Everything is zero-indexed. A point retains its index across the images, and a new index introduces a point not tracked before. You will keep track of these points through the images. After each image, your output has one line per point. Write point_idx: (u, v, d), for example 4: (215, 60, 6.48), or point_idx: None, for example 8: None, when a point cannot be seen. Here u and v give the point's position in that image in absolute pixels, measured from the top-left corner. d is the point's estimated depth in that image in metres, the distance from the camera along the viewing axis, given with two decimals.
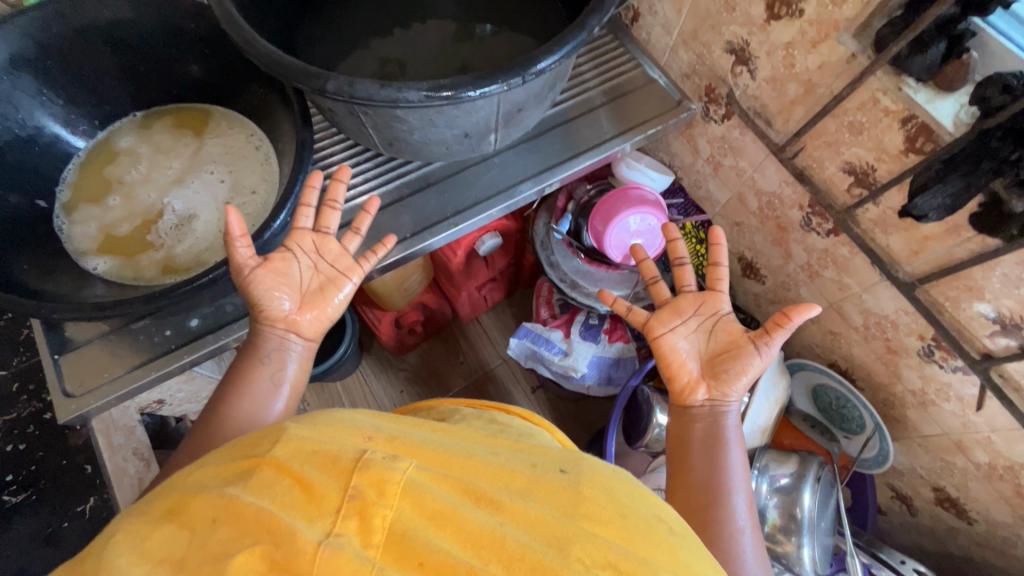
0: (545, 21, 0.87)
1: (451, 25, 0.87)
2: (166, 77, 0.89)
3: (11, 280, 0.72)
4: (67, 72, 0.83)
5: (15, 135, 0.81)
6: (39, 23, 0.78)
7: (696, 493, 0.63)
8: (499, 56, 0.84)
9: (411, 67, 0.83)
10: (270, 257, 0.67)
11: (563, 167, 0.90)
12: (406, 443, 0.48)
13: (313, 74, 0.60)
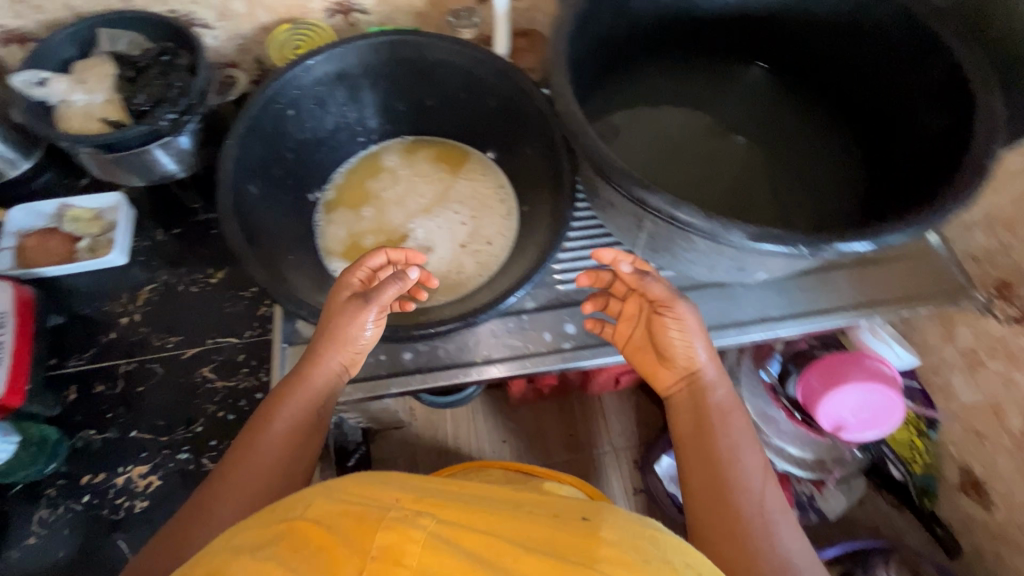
0: (851, 173, 0.79)
1: (732, 148, 0.84)
2: (446, 115, 0.94)
3: (277, 269, 0.76)
4: (373, 90, 0.90)
5: (314, 135, 0.89)
6: (372, 49, 0.84)
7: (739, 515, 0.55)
8: (779, 195, 0.80)
9: (698, 181, 0.79)
10: (347, 326, 0.62)
11: (811, 317, 0.81)
12: (431, 498, 0.44)
13: (639, 189, 0.58)
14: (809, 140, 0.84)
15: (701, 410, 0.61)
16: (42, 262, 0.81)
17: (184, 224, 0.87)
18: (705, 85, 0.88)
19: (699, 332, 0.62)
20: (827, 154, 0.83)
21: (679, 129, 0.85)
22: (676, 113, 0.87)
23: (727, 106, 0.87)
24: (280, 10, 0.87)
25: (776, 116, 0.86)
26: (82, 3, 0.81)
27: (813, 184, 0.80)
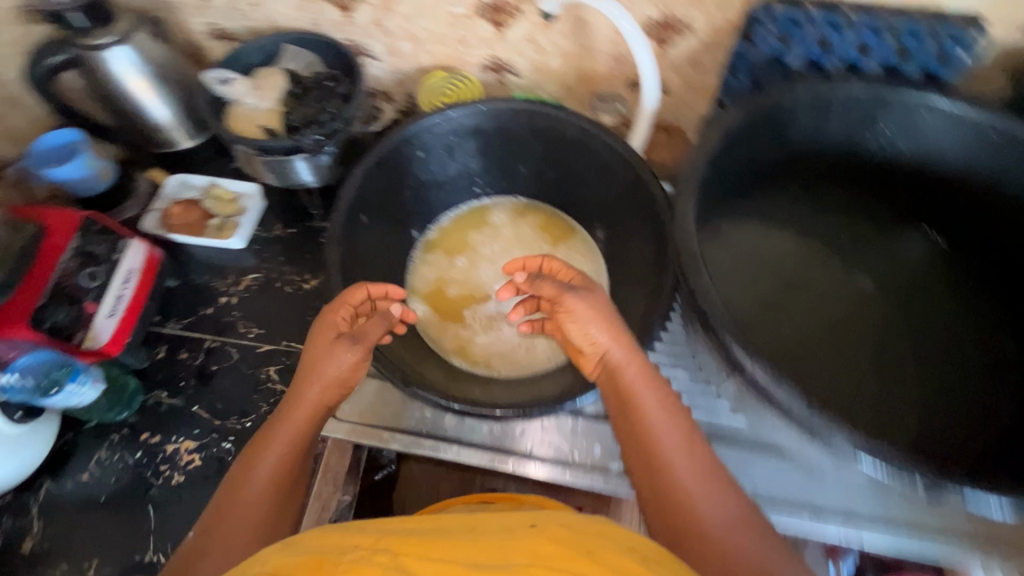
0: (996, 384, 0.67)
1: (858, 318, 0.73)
2: (564, 188, 0.93)
3: None
4: (502, 149, 0.91)
5: (435, 178, 0.92)
6: (513, 114, 0.86)
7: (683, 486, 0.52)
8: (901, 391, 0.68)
9: (795, 335, 0.72)
10: (322, 352, 0.62)
11: (907, 537, 0.68)
12: (388, 539, 0.43)
13: (739, 355, 0.52)
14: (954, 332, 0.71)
15: (626, 390, 0.58)
16: (177, 229, 0.91)
17: (300, 226, 0.95)
18: (834, 220, 0.79)
19: (600, 308, 0.61)
20: (972, 354, 0.70)
21: (789, 265, 0.76)
22: (799, 257, 0.78)
23: (853, 252, 0.77)
24: (441, 57, 0.93)
25: (910, 278, 0.75)
26: (281, 20, 0.93)
27: (946, 388, 0.68)
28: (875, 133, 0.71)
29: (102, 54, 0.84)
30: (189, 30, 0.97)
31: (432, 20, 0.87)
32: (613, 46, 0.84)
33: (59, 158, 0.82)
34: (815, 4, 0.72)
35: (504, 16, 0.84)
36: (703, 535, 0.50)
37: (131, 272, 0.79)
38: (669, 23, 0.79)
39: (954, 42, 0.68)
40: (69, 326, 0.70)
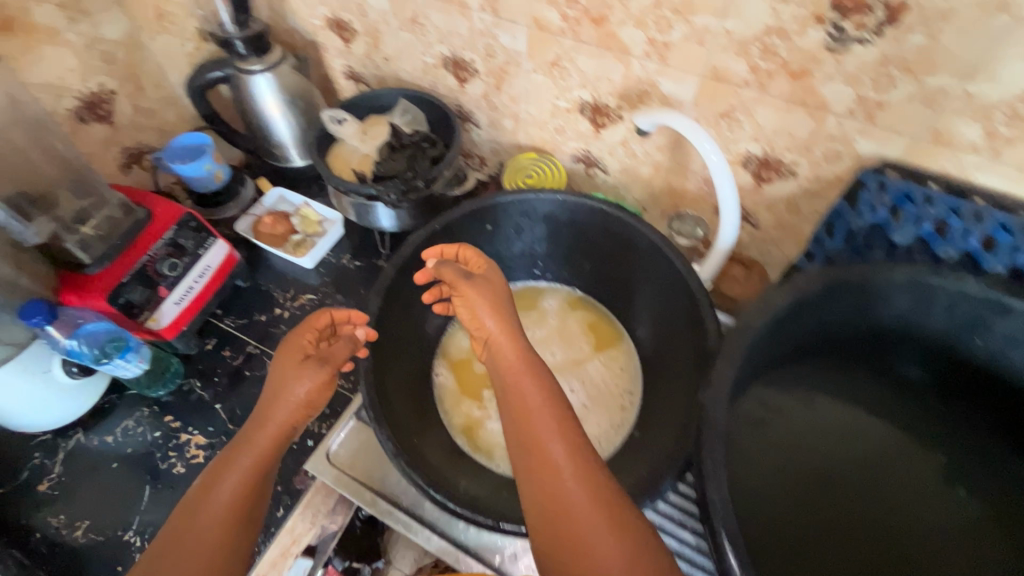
0: None
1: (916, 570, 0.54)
2: (622, 294, 0.90)
3: (394, 349, 0.81)
4: (569, 240, 0.91)
5: (497, 251, 0.93)
6: (587, 210, 0.86)
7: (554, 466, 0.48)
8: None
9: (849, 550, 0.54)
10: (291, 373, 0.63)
11: None
12: None
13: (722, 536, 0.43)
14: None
15: (509, 375, 0.56)
16: (263, 237, 0.99)
17: (366, 262, 1.01)
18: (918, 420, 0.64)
19: (491, 292, 0.64)
20: None
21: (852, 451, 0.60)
22: (843, 444, 0.61)
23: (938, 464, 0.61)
24: (537, 140, 0.95)
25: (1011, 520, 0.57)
26: (405, 77, 1.01)
27: None
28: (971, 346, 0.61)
29: (251, 77, 0.95)
30: (329, 67, 1.09)
31: (535, 107, 0.90)
32: (706, 170, 0.82)
33: (188, 159, 0.92)
34: (939, 183, 0.65)
35: (604, 118, 0.84)
36: (571, 521, 0.45)
37: (207, 269, 0.86)
38: (771, 163, 0.75)
39: (1001, 230, 0.61)
40: (140, 305, 0.79)
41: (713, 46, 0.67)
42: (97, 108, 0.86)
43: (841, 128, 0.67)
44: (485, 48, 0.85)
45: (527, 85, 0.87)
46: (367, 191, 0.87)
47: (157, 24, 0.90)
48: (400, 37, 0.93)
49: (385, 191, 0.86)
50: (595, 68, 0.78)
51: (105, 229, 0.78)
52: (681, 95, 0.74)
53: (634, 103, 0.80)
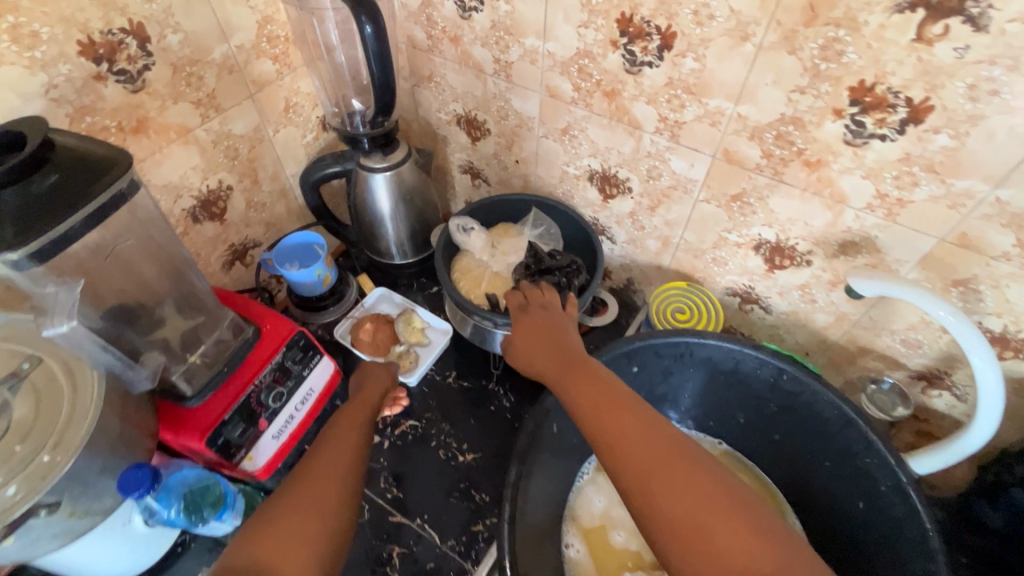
0: None
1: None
2: (786, 461, 0.76)
3: (532, 523, 0.67)
4: (725, 390, 0.78)
5: (637, 394, 0.80)
6: (759, 363, 0.73)
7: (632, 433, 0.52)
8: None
9: None
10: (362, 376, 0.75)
11: None
12: None
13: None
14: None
15: (582, 375, 0.59)
16: (363, 346, 0.87)
17: (474, 382, 0.89)
18: None
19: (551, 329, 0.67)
20: None
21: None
22: None
23: None
24: (685, 266, 0.84)
25: None
26: (535, 181, 0.92)
27: None
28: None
29: (371, 174, 0.86)
30: (445, 159, 1.01)
31: (695, 234, 0.79)
32: (911, 333, 0.69)
33: (299, 263, 0.85)
34: None
35: (785, 260, 0.73)
36: (636, 464, 0.50)
37: (309, 393, 0.75)
38: (1009, 342, 0.62)
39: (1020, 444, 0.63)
40: (238, 444, 0.67)
41: (971, 213, 0.56)
42: (212, 206, 0.78)
43: None
44: (648, 170, 0.76)
45: (691, 212, 0.77)
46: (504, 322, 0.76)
47: (284, 116, 0.83)
48: (542, 144, 0.85)
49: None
50: (791, 210, 0.67)
51: (212, 353, 0.68)
52: (902, 255, 0.63)
53: (832, 252, 0.68)
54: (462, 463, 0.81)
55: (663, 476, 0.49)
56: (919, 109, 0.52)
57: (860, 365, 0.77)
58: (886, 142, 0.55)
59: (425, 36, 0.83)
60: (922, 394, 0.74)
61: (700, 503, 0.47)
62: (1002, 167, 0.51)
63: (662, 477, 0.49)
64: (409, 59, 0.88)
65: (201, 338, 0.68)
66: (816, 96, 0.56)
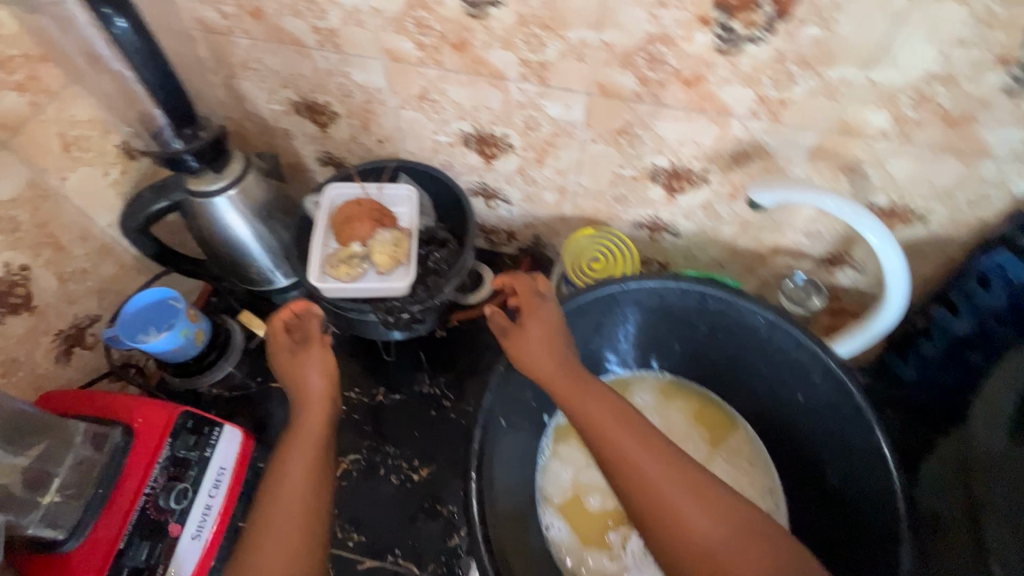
0: None
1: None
2: (728, 375, 0.78)
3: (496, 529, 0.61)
4: (660, 325, 0.77)
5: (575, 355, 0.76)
6: (680, 291, 0.71)
7: (603, 411, 0.56)
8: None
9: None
10: (347, 236, 0.71)
11: None
12: None
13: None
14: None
15: (563, 366, 0.60)
16: (335, 223, 0.72)
17: (407, 392, 0.82)
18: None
19: (541, 320, 0.64)
20: None
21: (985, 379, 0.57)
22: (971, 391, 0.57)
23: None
24: (589, 211, 0.80)
25: None
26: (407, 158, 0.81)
27: None
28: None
29: (209, 199, 0.72)
30: (298, 155, 0.86)
31: (590, 177, 0.74)
32: (811, 224, 0.70)
33: (156, 327, 0.70)
34: None
35: (683, 183, 0.70)
36: (623, 438, 0.53)
37: (222, 473, 0.64)
38: (898, 212, 0.65)
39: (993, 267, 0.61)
40: (149, 566, 0.57)
41: (848, 100, 0.54)
42: (9, 297, 0.61)
43: (998, 172, 0.57)
44: (525, 121, 0.68)
45: (581, 156, 0.71)
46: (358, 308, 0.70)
47: (67, 158, 0.65)
48: (402, 116, 0.73)
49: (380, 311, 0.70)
50: (678, 132, 0.63)
51: (74, 483, 0.57)
52: (792, 153, 0.61)
53: (726, 165, 0.66)
54: (418, 481, 0.75)
55: (640, 458, 0.52)
56: (785, 2, 0.48)
57: (771, 264, 0.79)
58: (759, 44, 0.51)
59: (218, 16, 0.67)
60: (828, 275, 0.77)
61: (664, 474, 0.51)
62: (872, 45, 0.49)
63: (643, 455, 0.52)
64: (210, 47, 0.71)
65: (54, 469, 0.57)
66: (680, 7, 0.51)
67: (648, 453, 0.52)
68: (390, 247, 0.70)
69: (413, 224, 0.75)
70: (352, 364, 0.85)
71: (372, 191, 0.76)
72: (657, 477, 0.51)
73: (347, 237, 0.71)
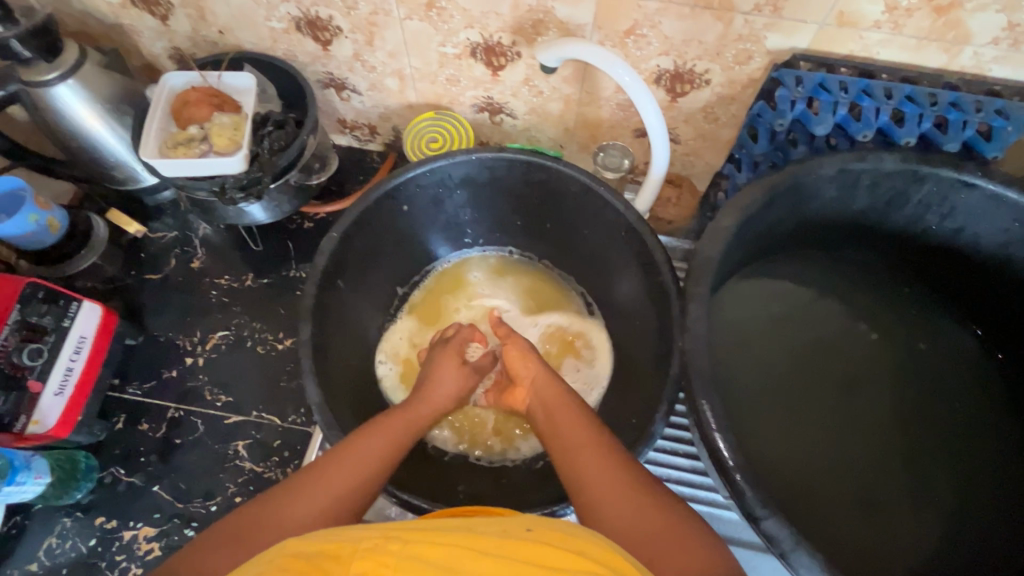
0: (976, 443, 0.68)
1: (844, 373, 0.71)
2: (561, 244, 0.86)
3: (328, 371, 0.70)
4: (496, 200, 0.83)
5: (419, 230, 0.84)
6: (506, 164, 0.77)
7: (551, 394, 0.58)
8: (935, 503, 0.65)
9: (769, 390, 0.70)
10: (185, 120, 0.76)
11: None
12: None
13: (711, 425, 0.50)
14: (993, 430, 0.69)
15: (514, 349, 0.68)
16: (175, 107, 0.76)
17: (274, 276, 0.88)
18: (837, 292, 0.76)
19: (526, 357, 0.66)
20: (939, 420, 0.69)
21: (779, 217, 0.68)
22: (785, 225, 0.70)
23: (851, 313, 0.75)
24: (430, 96, 0.85)
25: (904, 374, 0.72)
26: (251, 50, 0.83)
27: (903, 434, 0.68)
28: (936, 219, 0.68)
29: (50, 89, 0.73)
30: (149, 53, 0.88)
31: (419, 59, 0.78)
32: (619, 95, 0.76)
33: (7, 213, 0.75)
34: (849, 68, 0.65)
35: (500, 59, 0.75)
36: (561, 413, 0.55)
37: (82, 342, 0.73)
38: (684, 77, 0.71)
39: (950, 107, 0.63)
40: (13, 413, 0.66)
41: None
42: None
43: (750, 27, 0.63)
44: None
45: (404, 35, 0.75)
46: (194, 186, 0.73)
47: None
48: (231, 2, 0.75)
49: (215, 185, 0.73)
50: (477, 3, 0.68)
51: None
52: (579, 19, 0.67)
53: (530, 37, 0.71)
54: (282, 350, 0.83)
55: (558, 413, 0.55)
56: None
57: (599, 140, 0.86)
58: None
59: None
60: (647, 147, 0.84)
61: (578, 423, 0.52)
62: None
63: (566, 426, 0.52)
64: None
65: None
66: None
67: (567, 409, 0.55)
68: (229, 129, 0.75)
69: (251, 109, 0.77)
70: (222, 253, 0.90)
71: (213, 79, 0.79)
72: (575, 433, 0.51)
73: (186, 120, 0.76)
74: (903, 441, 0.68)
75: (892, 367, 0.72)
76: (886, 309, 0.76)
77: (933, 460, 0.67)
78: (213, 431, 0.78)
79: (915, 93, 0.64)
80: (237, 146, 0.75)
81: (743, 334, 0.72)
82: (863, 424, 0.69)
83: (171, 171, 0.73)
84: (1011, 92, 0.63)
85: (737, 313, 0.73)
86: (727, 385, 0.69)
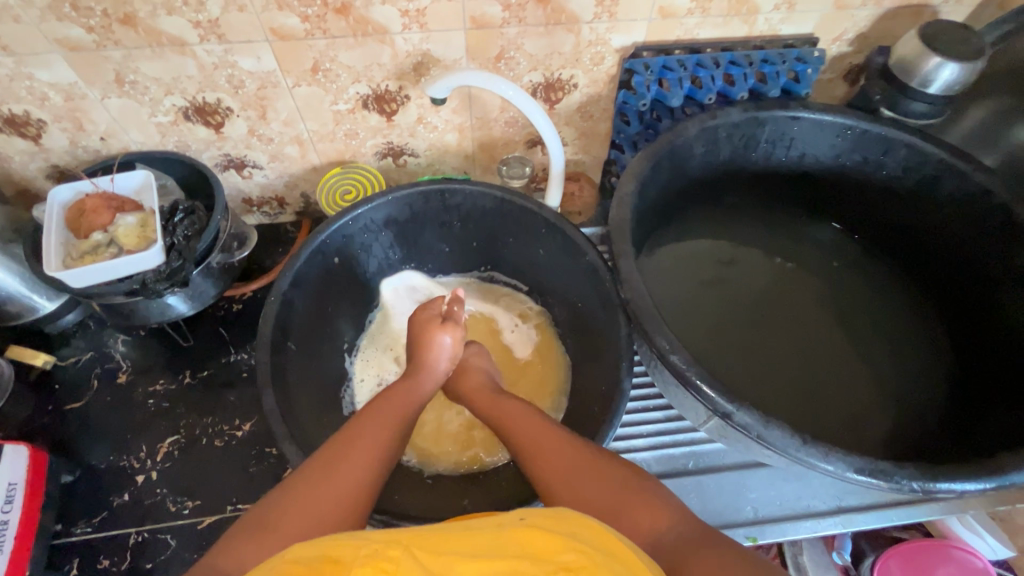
0: (878, 320, 0.81)
1: (763, 293, 0.82)
2: (491, 256, 0.91)
3: (301, 431, 0.68)
4: (419, 232, 0.88)
5: (354, 279, 0.86)
6: (422, 197, 0.82)
7: (491, 402, 0.62)
8: (864, 376, 0.75)
9: (709, 322, 0.78)
10: (86, 229, 0.73)
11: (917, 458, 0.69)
12: None
13: (666, 349, 0.57)
14: (887, 305, 0.82)
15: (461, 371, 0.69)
16: (71, 219, 0.74)
17: (214, 366, 0.85)
18: (738, 230, 0.88)
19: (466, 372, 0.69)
20: (846, 310, 0.81)
21: (668, 177, 0.79)
22: (677, 183, 0.81)
23: (752, 245, 0.87)
24: (332, 154, 0.89)
25: (804, 281, 0.84)
26: (138, 148, 0.83)
27: (824, 327, 0.79)
28: (784, 151, 0.82)
29: None
30: (22, 177, 0.84)
31: (315, 121, 0.82)
32: (505, 113, 0.85)
33: None
34: (682, 50, 0.79)
35: (391, 104, 0.81)
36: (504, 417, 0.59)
37: (13, 489, 0.66)
38: (556, 85, 0.82)
39: (763, 63, 0.78)
40: None
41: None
42: None
43: (595, 32, 0.75)
44: (229, 81, 0.74)
45: (296, 102, 0.79)
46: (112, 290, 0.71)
47: None
48: (110, 106, 0.76)
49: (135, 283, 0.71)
50: (360, 59, 0.74)
51: None
52: (454, 54, 0.75)
53: (414, 79, 0.78)
54: (242, 437, 0.79)
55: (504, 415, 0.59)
56: None
57: (496, 159, 0.94)
58: None
59: None
60: (540, 155, 0.94)
61: (524, 419, 0.56)
62: None
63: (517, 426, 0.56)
64: None
65: None
66: None
67: (511, 411, 0.59)
68: (137, 228, 0.73)
69: (155, 203, 0.77)
70: (149, 360, 0.85)
71: (105, 185, 0.78)
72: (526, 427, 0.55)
73: (87, 229, 0.73)
74: (825, 331, 0.79)
75: (798, 277, 0.84)
76: (777, 232, 0.88)
77: (852, 342, 0.78)
78: (188, 541, 0.72)
79: (735, 58, 0.79)
80: (150, 240, 0.73)
81: (677, 285, 0.81)
82: (796, 331, 0.79)
83: (84, 281, 0.70)
84: (801, 42, 0.80)
85: (664, 269, 0.82)
86: (679, 331, 0.77)
